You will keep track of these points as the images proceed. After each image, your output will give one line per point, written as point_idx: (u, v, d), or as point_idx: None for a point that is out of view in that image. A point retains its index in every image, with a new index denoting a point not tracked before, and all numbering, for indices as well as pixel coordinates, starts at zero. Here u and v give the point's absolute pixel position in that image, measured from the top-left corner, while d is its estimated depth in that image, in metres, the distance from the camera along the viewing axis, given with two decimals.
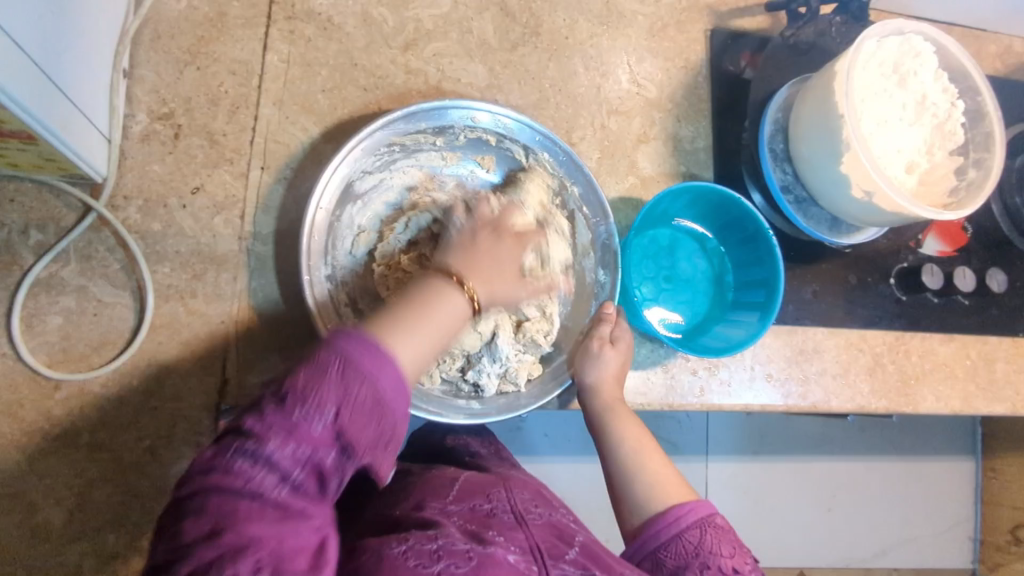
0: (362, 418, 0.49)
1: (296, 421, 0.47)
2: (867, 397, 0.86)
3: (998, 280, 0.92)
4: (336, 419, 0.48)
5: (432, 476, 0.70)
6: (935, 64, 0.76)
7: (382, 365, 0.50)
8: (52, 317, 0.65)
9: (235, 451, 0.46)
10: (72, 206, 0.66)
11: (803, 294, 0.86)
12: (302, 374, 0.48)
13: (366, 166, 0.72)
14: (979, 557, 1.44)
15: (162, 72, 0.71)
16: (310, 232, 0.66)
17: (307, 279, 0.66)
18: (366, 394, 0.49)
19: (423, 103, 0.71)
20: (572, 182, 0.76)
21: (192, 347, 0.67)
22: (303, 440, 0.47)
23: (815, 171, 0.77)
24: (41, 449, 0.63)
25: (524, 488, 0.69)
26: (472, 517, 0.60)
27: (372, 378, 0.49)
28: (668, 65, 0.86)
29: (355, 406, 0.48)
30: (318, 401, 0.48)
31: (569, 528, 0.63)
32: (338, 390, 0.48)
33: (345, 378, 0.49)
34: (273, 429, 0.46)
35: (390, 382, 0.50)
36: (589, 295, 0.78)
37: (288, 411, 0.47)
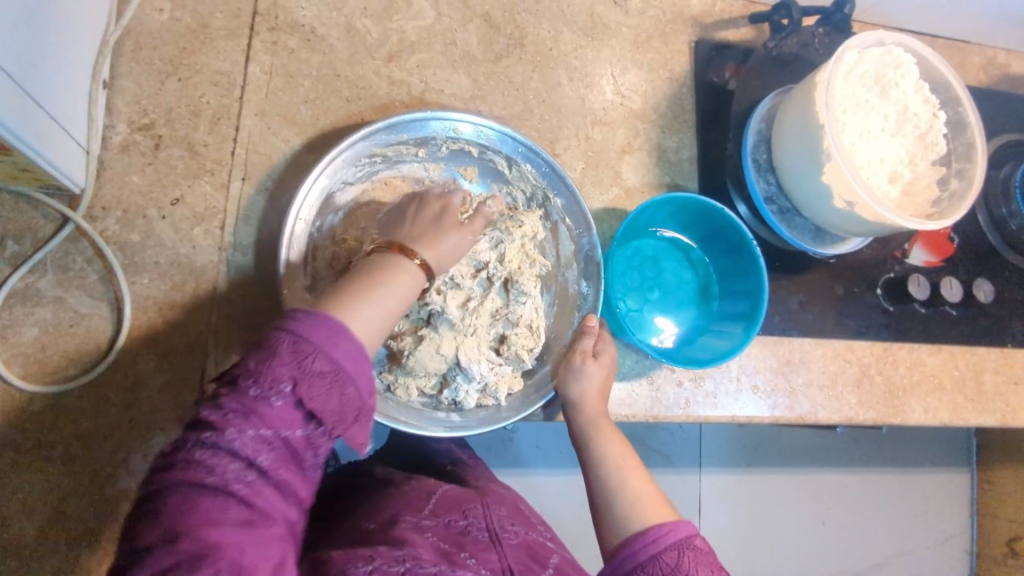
0: (320, 382, 0.50)
1: (254, 401, 0.48)
2: (854, 409, 0.85)
3: (985, 290, 0.91)
4: (293, 391, 0.49)
5: (407, 488, 0.69)
6: (916, 75, 0.76)
7: (337, 336, 0.51)
8: (27, 329, 0.64)
9: (195, 444, 0.47)
10: (50, 217, 0.66)
11: (790, 305, 0.85)
12: (251, 358, 0.49)
13: (348, 176, 0.72)
14: (974, 570, 1.43)
15: (142, 83, 0.71)
16: (289, 241, 0.66)
17: (285, 288, 0.65)
18: (322, 362, 0.50)
19: (406, 114, 0.71)
20: (554, 194, 0.77)
21: (169, 359, 0.67)
22: (264, 424, 0.49)
23: (798, 182, 0.77)
24: (14, 462, 0.62)
25: (501, 505, 0.70)
26: (447, 535, 0.60)
27: (324, 349, 0.50)
28: (653, 76, 0.86)
29: (310, 374, 0.50)
30: (272, 376, 0.49)
31: (544, 549, 0.65)
32: (291, 364, 0.49)
33: (297, 352, 0.50)
34: (230, 415, 0.48)
35: (347, 354, 0.51)
36: (572, 306, 0.78)
37: (244, 392, 0.49)
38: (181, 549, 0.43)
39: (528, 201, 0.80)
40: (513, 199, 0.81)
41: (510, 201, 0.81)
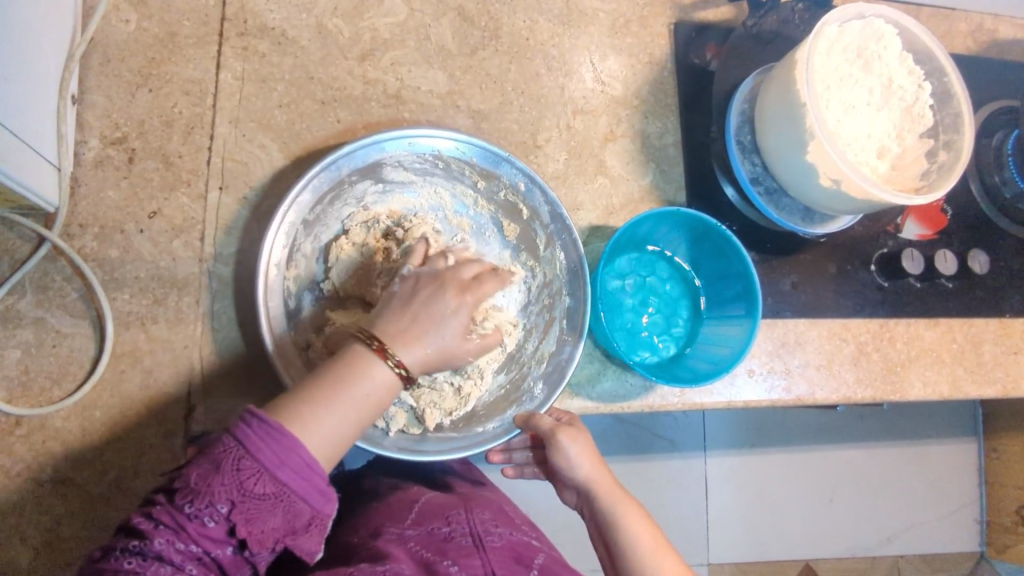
0: (259, 505, 0.48)
1: (183, 518, 0.47)
2: (852, 387, 0.84)
3: (980, 261, 0.90)
4: (229, 512, 0.48)
5: (393, 500, 0.68)
6: (899, 47, 0.74)
7: (286, 455, 0.49)
8: (11, 352, 0.64)
9: (123, 552, 0.47)
10: (26, 237, 0.66)
11: (782, 286, 0.84)
12: (193, 470, 0.48)
13: (406, 162, 0.74)
14: (986, 539, 1.42)
15: (112, 96, 0.70)
16: (309, 181, 0.67)
17: (279, 216, 0.65)
18: (262, 487, 0.48)
19: (494, 148, 0.73)
20: (567, 292, 0.75)
21: (155, 375, 0.66)
22: (193, 538, 0.48)
23: (783, 162, 0.76)
24: (4, 487, 0.62)
25: (485, 508, 0.69)
26: (429, 543, 0.60)
27: (262, 465, 0.48)
28: (633, 61, 0.84)
29: (251, 499, 0.48)
30: (207, 496, 0.47)
31: (528, 549, 0.63)
32: (232, 486, 0.48)
33: (240, 472, 0.48)
34: (160, 525, 0.47)
35: (288, 469, 0.49)
36: (513, 399, 0.74)
37: (178, 505, 0.47)
38: None
39: (545, 284, 0.78)
40: (534, 274, 0.80)
41: (528, 274, 0.80)
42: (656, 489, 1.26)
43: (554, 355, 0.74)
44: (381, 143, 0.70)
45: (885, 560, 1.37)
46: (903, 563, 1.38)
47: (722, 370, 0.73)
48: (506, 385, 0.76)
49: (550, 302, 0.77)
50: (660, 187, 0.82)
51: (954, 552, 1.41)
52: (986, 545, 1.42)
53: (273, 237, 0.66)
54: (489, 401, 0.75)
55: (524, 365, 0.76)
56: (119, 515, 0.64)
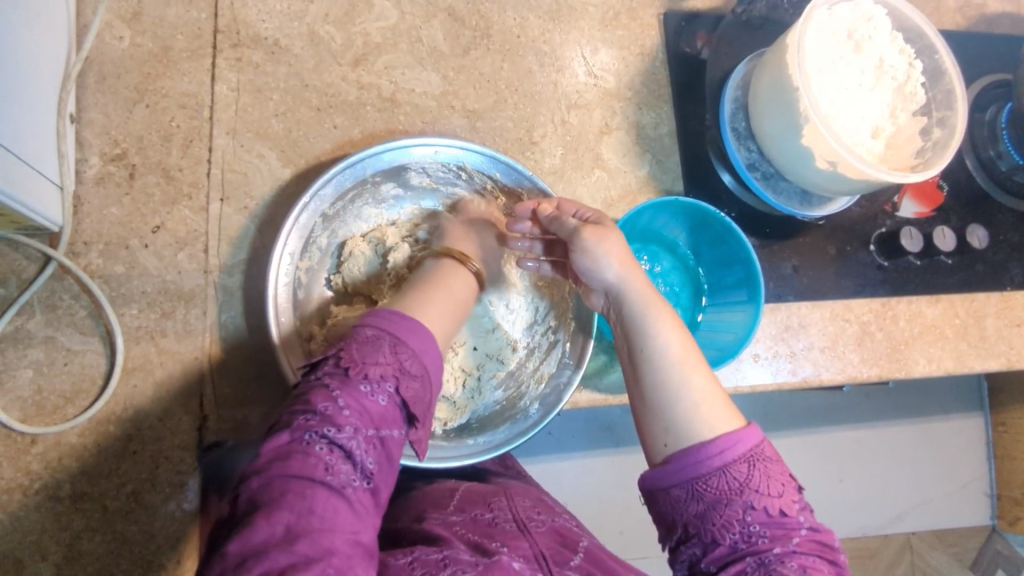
0: (414, 384, 0.57)
1: (364, 395, 0.55)
2: (858, 367, 0.85)
3: (978, 236, 0.89)
4: (395, 392, 0.56)
5: (431, 491, 0.69)
6: (889, 27, 0.75)
7: (427, 343, 0.59)
8: (23, 371, 0.64)
9: (312, 437, 0.52)
10: (32, 257, 0.66)
11: (783, 270, 0.85)
12: (356, 350, 0.56)
13: (431, 169, 0.75)
14: (997, 512, 1.43)
15: (110, 113, 0.70)
16: (343, 172, 0.68)
17: (304, 202, 0.66)
18: (416, 367, 0.58)
19: (519, 164, 0.73)
20: (574, 316, 0.76)
21: (168, 387, 0.67)
22: (372, 419, 0.54)
23: (780, 147, 0.76)
24: (24, 504, 0.63)
25: (525, 496, 0.70)
26: (475, 527, 0.60)
27: (419, 354, 0.58)
28: (624, 54, 0.85)
29: (408, 376, 0.57)
30: (377, 373, 0.56)
31: (572, 533, 0.64)
32: (394, 362, 0.57)
33: (399, 353, 0.57)
34: (345, 406, 0.53)
35: (433, 359, 0.59)
36: (507, 416, 0.74)
37: (355, 384, 0.55)
38: (299, 550, 0.46)
39: (554, 305, 0.79)
40: (543, 295, 0.81)
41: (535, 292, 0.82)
42: None
43: (553, 376, 0.74)
44: (409, 149, 0.70)
45: (897, 537, 1.38)
46: (916, 540, 1.39)
47: (729, 354, 0.74)
48: (502, 402, 0.77)
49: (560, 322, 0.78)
50: (657, 178, 0.83)
51: (965, 527, 1.42)
52: (997, 518, 1.43)
53: (289, 231, 0.66)
54: (482, 415, 0.76)
55: (522, 383, 0.77)
56: (139, 528, 0.65)
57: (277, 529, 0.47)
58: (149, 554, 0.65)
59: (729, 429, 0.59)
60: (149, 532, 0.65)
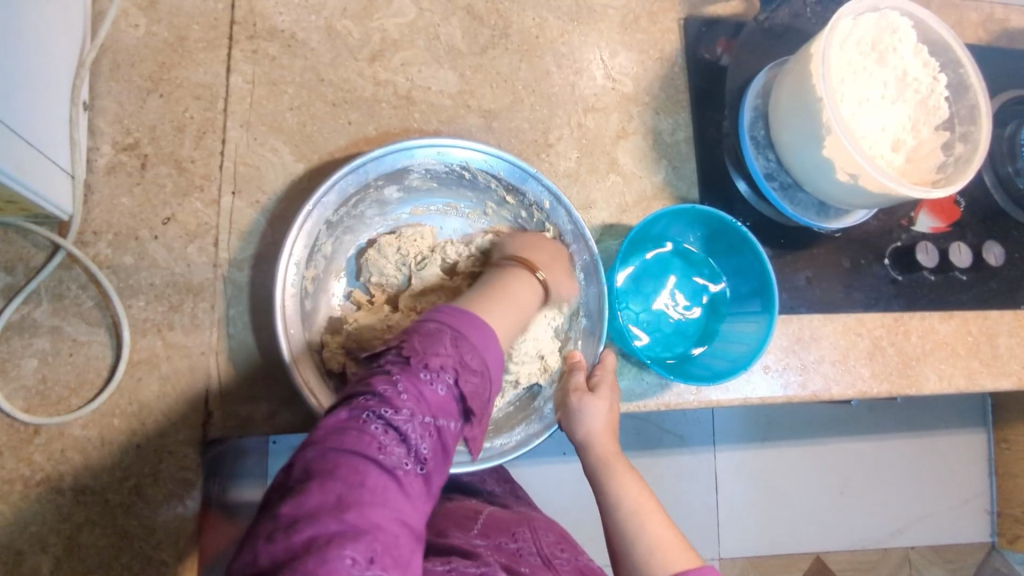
0: (473, 379, 0.56)
1: (409, 385, 0.53)
2: (868, 382, 0.84)
3: (995, 254, 0.89)
4: (455, 381, 0.55)
5: (455, 510, 0.69)
6: (914, 39, 0.73)
7: (492, 340, 0.58)
8: (27, 361, 0.64)
9: (371, 413, 0.51)
10: (41, 245, 0.65)
11: (796, 281, 0.84)
12: (417, 340, 0.55)
13: (433, 169, 0.74)
14: (997, 530, 1.42)
15: (123, 102, 0.69)
16: (346, 175, 0.67)
17: (308, 210, 0.65)
18: (475, 364, 0.56)
19: (519, 162, 0.72)
20: (584, 313, 0.75)
21: (173, 382, 0.66)
22: (426, 405, 0.53)
23: (799, 157, 0.75)
24: (25, 495, 0.62)
25: (548, 531, 0.69)
26: (501, 552, 0.60)
27: (481, 348, 0.57)
28: (643, 58, 0.84)
29: (467, 372, 0.56)
30: (438, 364, 0.54)
31: (596, 573, 0.63)
32: (454, 355, 0.55)
33: (459, 346, 0.56)
34: (404, 392, 0.52)
35: (494, 356, 0.58)
36: (521, 418, 0.74)
37: (415, 372, 0.53)
38: (349, 518, 0.45)
39: None
40: None
41: None
42: (668, 484, 1.27)
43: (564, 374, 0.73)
44: (413, 151, 0.70)
45: (896, 551, 1.37)
46: (915, 555, 1.38)
47: (742, 365, 0.72)
48: (515, 404, 0.76)
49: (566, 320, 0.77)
50: (673, 184, 0.82)
51: (965, 543, 1.41)
52: (997, 536, 1.42)
53: (294, 238, 0.66)
54: (496, 416, 0.75)
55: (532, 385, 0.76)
56: (139, 522, 0.64)
57: (329, 496, 0.46)
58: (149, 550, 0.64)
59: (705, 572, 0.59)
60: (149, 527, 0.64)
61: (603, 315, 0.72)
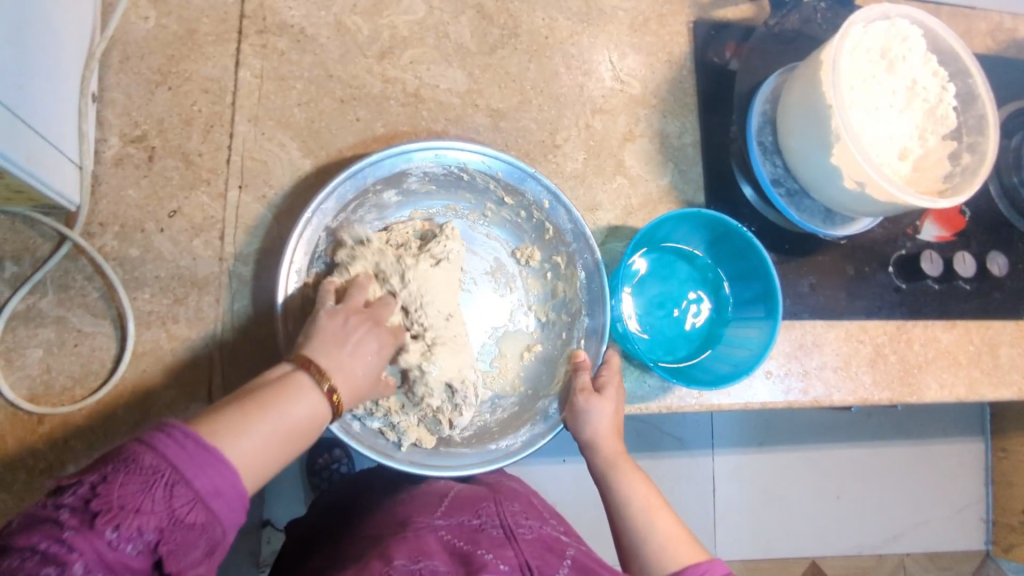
0: (190, 529, 0.43)
1: (106, 542, 0.40)
2: (869, 389, 0.84)
3: (998, 264, 0.90)
4: (149, 538, 0.41)
5: (422, 493, 0.68)
6: (924, 48, 0.73)
7: (213, 474, 0.44)
8: (32, 350, 0.64)
9: (41, 570, 0.39)
10: (47, 235, 0.65)
11: (800, 287, 0.84)
12: (118, 486, 0.41)
13: (431, 171, 0.73)
14: (992, 538, 1.42)
15: (132, 94, 0.69)
16: (344, 180, 0.67)
17: (307, 217, 0.65)
18: (193, 516, 0.43)
19: (516, 162, 0.72)
20: (587, 313, 0.74)
21: (176, 374, 0.66)
22: (128, 553, 0.41)
23: (806, 164, 0.75)
24: (28, 483, 0.62)
25: (515, 500, 0.69)
26: (461, 534, 0.60)
27: (188, 480, 0.43)
28: (652, 60, 0.84)
29: (180, 529, 0.42)
30: (136, 522, 0.41)
31: (559, 542, 0.63)
32: (160, 511, 0.42)
33: (172, 496, 0.42)
34: (74, 552, 0.39)
35: (210, 483, 0.44)
36: (527, 418, 0.74)
37: (98, 531, 0.40)
38: None
39: (565, 304, 0.78)
40: (556, 293, 0.79)
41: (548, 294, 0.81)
42: (666, 486, 1.27)
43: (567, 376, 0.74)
44: (410, 154, 0.70)
45: (891, 558, 1.38)
46: (910, 562, 1.38)
47: (745, 370, 0.72)
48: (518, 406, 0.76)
49: (569, 321, 0.77)
50: (679, 187, 0.82)
51: (960, 551, 1.41)
52: (992, 544, 1.42)
53: (295, 244, 0.66)
54: (500, 418, 0.75)
55: (540, 387, 0.77)
56: None
57: None
58: None
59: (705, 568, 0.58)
60: None
61: (605, 317, 0.72)
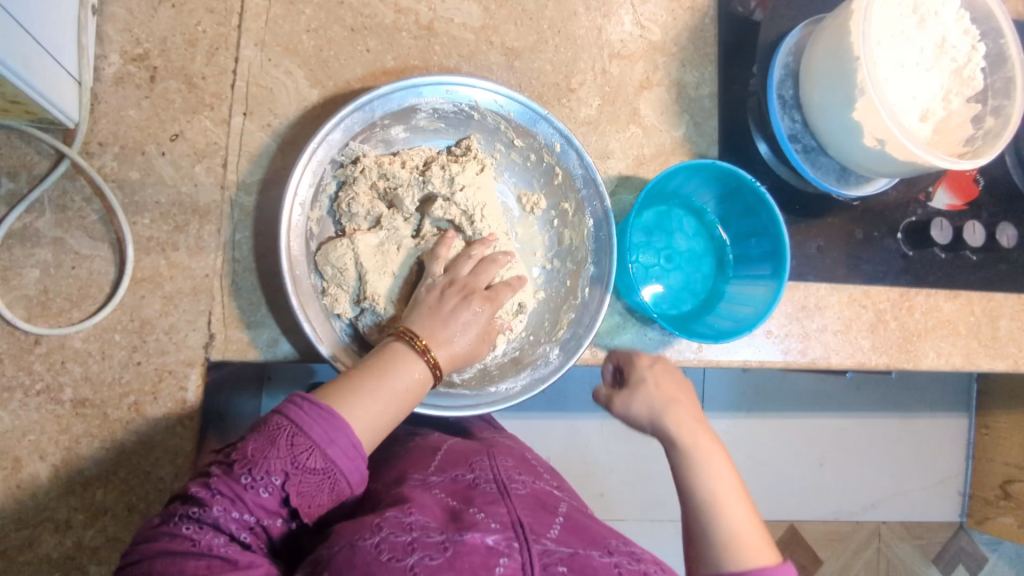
0: (312, 479, 0.51)
1: (243, 486, 0.49)
2: (867, 354, 0.84)
3: (1008, 235, 0.88)
4: (282, 485, 0.50)
5: (414, 449, 0.67)
6: (956, 4, 0.71)
7: (335, 433, 0.52)
8: (29, 271, 0.63)
9: (180, 517, 0.48)
10: (45, 153, 0.63)
11: (807, 249, 0.83)
12: (250, 444, 0.50)
13: (438, 109, 0.71)
14: (967, 511, 1.46)
15: (134, 10, 0.66)
16: (352, 111, 0.65)
17: (312, 145, 0.64)
18: (315, 461, 0.51)
19: (527, 99, 0.70)
20: (593, 260, 0.74)
21: (176, 302, 0.65)
22: (247, 508, 0.49)
23: (826, 121, 0.74)
24: (24, 404, 0.61)
25: (509, 456, 0.67)
26: (453, 490, 0.57)
27: (318, 440, 0.51)
28: (674, 6, 0.81)
29: (303, 472, 0.50)
30: (265, 466, 0.49)
31: (551, 498, 0.60)
32: (287, 458, 0.50)
33: (295, 447, 0.50)
34: (216, 494, 0.48)
35: (340, 446, 0.52)
36: (526, 365, 0.73)
37: (235, 476, 0.49)
38: None
39: (571, 251, 0.77)
40: (562, 240, 0.78)
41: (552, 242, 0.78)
42: None
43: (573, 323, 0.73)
44: (419, 88, 0.67)
45: (868, 524, 1.41)
46: (885, 529, 1.41)
47: (748, 326, 0.72)
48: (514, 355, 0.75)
49: (574, 269, 0.76)
50: (693, 140, 0.80)
51: (935, 521, 1.44)
52: (966, 517, 1.46)
53: (299, 175, 0.64)
54: (500, 362, 0.74)
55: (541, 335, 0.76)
56: (139, 439, 0.64)
57: None
58: (146, 466, 0.64)
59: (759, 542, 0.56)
60: (148, 444, 0.64)
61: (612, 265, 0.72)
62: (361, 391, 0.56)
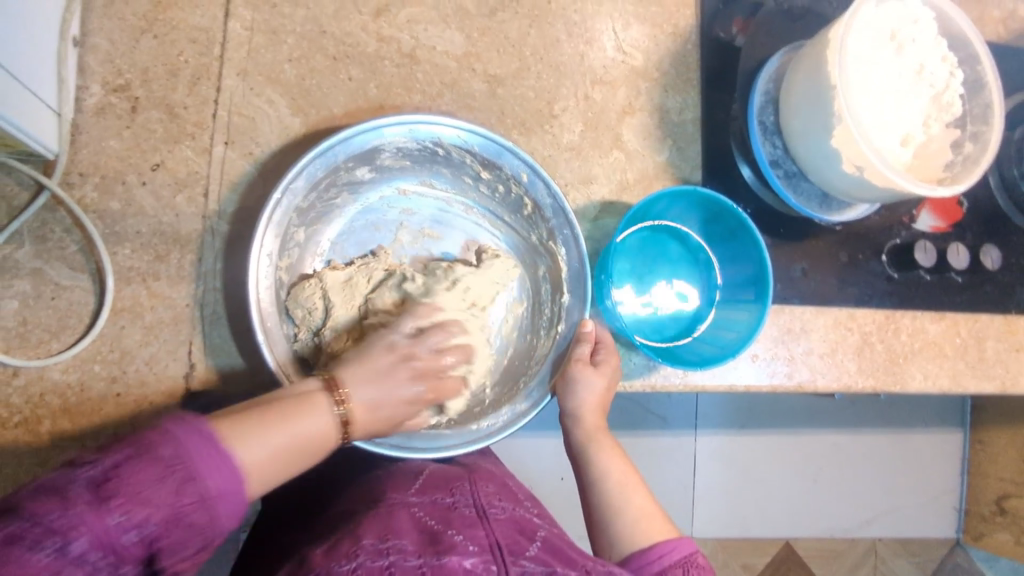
0: (183, 529, 0.44)
1: (105, 529, 0.41)
2: (853, 377, 0.84)
3: (993, 257, 0.89)
4: (150, 534, 0.43)
5: (393, 472, 0.66)
6: (934, 31, 0.72)
7: (221, 471, 0.46)
8: (7, 302, 0.62)
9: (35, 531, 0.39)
10: (25, 184, 0.64)
11: (791, 273, 0.83)
12: (131, 473, 0.42)
13: (401, 146, 0.71)
14: (962, 527, 1.45)
15: (116, 41, 0.67)
16: (314, 155, 0.64)
17: (274, 198, 0.63)
18: (196, 511, 0.44)
19: (488, 134, 0.69)
20: (567, 291, 0.73)
21: (156, 331, 0.65)
22: (108, 551, 0.41)
23: (806, 148, 0.74)
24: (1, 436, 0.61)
25: (490, 482, 0.66)
26: (435, 513, 0.57)
27: (202, 480, 0.45)
28: (656, 32, 0.81)
29: (179, 520, 0.44)
30: (138, 507, 0.42)
31: (531, 523, 0.60)
32: (169, 503, 0.43)
33: (178, 488, 0.44)
34: (76, 529, 0.40)
35: (221, 482, 0.46)
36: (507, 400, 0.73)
37: (100, 511, 0.41)
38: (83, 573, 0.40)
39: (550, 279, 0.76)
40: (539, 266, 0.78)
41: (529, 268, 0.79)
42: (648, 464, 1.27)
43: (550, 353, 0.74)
44: (381, 129, 0.67)
45: (862, 541, 1.40)
46: (880, 546, 1.40)
47: (732, 352, 0.72)
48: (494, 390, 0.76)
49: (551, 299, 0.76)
50: (677, 165, 0.80)
51: (930, 539, 1.43)
52: (961, 533, 1.45)
53: (264, 230, 0.63)
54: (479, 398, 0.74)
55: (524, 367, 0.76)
56: None
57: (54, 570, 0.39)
58: None
59: (668, 539, 0.63)
60: None
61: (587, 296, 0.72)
62: (270, 433, 0.51)
